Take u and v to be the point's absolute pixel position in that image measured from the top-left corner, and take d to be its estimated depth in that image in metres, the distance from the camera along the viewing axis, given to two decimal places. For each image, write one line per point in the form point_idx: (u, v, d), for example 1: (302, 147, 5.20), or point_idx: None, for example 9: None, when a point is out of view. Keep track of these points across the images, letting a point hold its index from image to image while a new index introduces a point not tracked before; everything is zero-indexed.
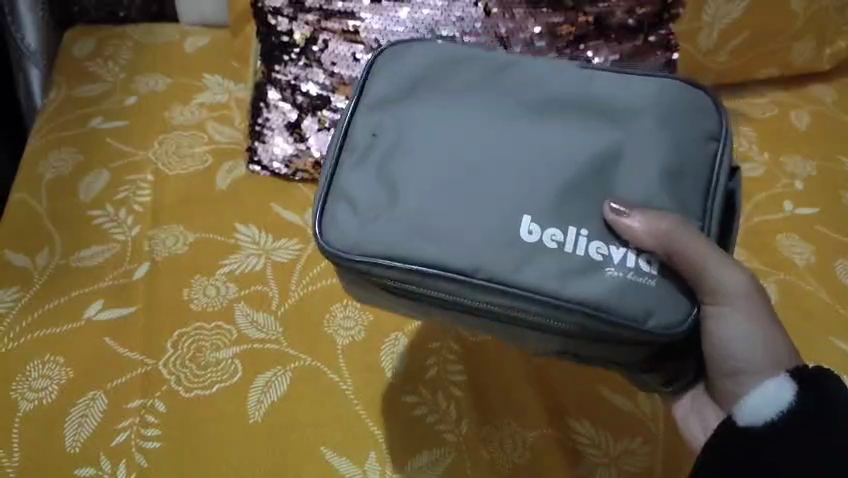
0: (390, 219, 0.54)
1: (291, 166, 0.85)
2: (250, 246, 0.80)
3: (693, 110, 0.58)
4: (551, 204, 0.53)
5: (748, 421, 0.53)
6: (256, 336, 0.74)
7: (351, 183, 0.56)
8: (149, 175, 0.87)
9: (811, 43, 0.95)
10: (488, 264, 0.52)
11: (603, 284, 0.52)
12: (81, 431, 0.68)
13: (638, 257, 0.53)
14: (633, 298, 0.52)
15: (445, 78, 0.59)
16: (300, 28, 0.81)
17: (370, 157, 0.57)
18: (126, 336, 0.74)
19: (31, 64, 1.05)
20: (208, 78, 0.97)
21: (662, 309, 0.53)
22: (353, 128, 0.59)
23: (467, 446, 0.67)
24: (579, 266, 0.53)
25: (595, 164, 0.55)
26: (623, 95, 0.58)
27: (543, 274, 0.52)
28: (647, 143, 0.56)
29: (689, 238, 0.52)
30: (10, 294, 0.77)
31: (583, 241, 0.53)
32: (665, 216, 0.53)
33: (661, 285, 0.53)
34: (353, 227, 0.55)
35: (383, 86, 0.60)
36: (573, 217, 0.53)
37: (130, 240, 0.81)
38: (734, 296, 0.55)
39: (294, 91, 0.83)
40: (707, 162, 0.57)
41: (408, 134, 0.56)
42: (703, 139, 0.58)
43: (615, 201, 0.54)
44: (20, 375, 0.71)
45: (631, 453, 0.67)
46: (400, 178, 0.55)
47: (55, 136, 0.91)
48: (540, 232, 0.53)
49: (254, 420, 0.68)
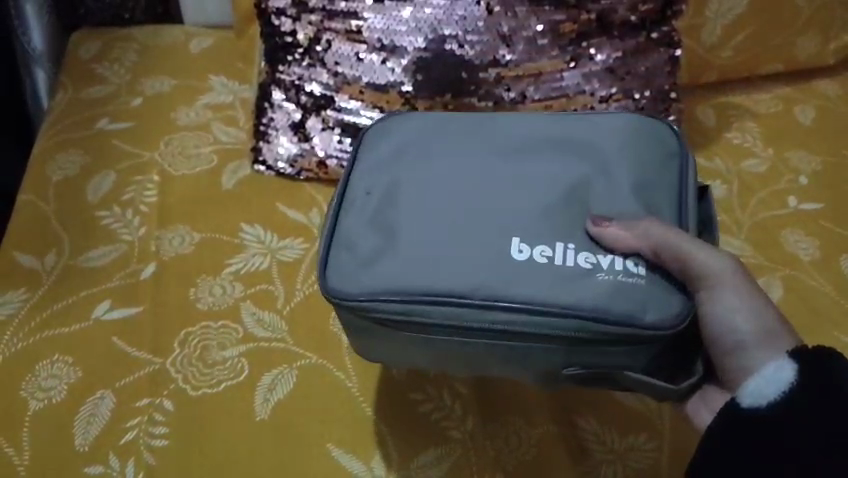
0: (393, 259, 0.59)
1: (295, 166, 0.85)
2: (255, 245, 0.81)
3: (652, 139, 0.66)
4: (538, 227, 0.59)
5: (750, 403, 0.54)
6: (262, 335, 0.74)
7: (353, 233, 0.61)
8: (155, 176, 0.87)
9: (815, 37, 0.95)
10: (488, 283, 0.57)
11: (596, 287, 0.56)
12: (90, 430, 0.68)
13: (625, 260, 0.58)
14: (625, 297, 0.56)
15: (430, 136, 0.67)
16: (304, 28, 0.82)
17: (370, 207, 0.62)
18: (134, 336, 0.74)
19: (37, 67, 1.07)
20: (212, 79, 0.98)
21: (655, 304, 0.56)
22: (350, 188, 0.65)
23: (472, 443, 0.68)
24: (571, 275, 0.57)
25: (572, 193, 0.62)
26: (588, 134, 0.66)
27: (538, 286, 0.56)
28: (614, 170, 0.63)
29: (666, 232, 0.57)
30: (19, 295, 0.78)
31: (571, 253, 0.58)
32: (642, 221, 0.59)
33: (650, 283, 0.58)
34: (360, 270, 0.59)
35: (372, 153, 0.67)
36: (558, 235, 0.59)
37: (137, 240, 0.82)
38: (725, 279, 0.57)
39: (299, 91, 0.83)
40: (672, 178, 0.64)
41: (402, 183, 0.63)
42: (665, 161, 0.65)
43: (593, 217, 0.60)
44: (29, 375, 0.72)
45: (637, 450, 0.68)
46: (398, 221, 0.60)
47: (63, 138, 0.92)
48: (530, 250, 0.58)
49: (260, 418, 0.69)
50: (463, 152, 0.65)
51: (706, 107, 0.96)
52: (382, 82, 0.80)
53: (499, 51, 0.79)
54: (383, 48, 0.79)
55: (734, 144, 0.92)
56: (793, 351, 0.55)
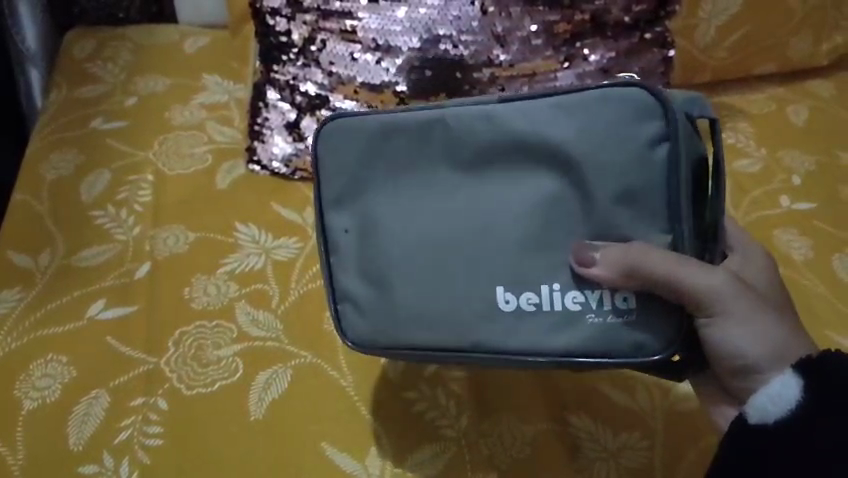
0: (386, 312, 0.59)
1: (290, 165, 0.86)
2: (251, 245, 0.81)
3: (631, 119, 0.54)
4: (517, 269, 0.56)
5: (758, 420, 0.53)
6: (258, 334, 0.74)
7: (347, 286, 0.62)
8: (150, 175, 0.87)
9: (808, 37, 0.96)
10: (478, 337, 0.57)
11: (586, 331, 0.55)
12: (85, 430, 0.68)
13: (614, 296, 0.54)
14: (619, 338, 0.54)
15: (382, 158, 0.60)
16: (299, 28, 0.82)
17: (354, 259, 0.62)
18: (128, 335, 0.74)
19: (32, 65, 1.07)
20: (207, 78, 0.97)
21: (649, 341, 0.54)
22: (330, 230, 0.64)
23: (467, 441, 0.68)
24: (562, 320, 0.55)
25: (543, 219, 0.55)
26: (558, 131, 0.55)
27: (529, 335, 0.56)
28: (593, 176, 0.54)
29: (658, 264, 0.52)
30: (14, 294, 0.78)
31: (558, 296, 0.55)
32: (630, 247, 0.53)
33: (642, 318, 0.54)
34: (362, 326, 0.61)
35: (336, 181, 0.63)
36: (541, 276, 0.55)
37: (132, 240, 0.82)
38: (725, 302, 0.53)
39: (293, 91, 0.83)
40: (660, 170, 0.54)
41: (371, 225, 0.60)
42: (649, 146, 0.54)
43: (575, 250, 0.54)
44: (23, 374, 0.72)
45: (630, 448, 0.68)
46: (381, 272, 0.59)
47: (58, 137, 0.91)
48: (516, 299, 0.56)
49: (255, 416, 0.69)
50: (424, 179, 0.59)
51: None
52: (377, 82, 0.80)
53: (494, 51, 0.80)
54: (377, 48, 0.80)
55: (728, 144, 0.93)
56: (797, 363, 0.53)
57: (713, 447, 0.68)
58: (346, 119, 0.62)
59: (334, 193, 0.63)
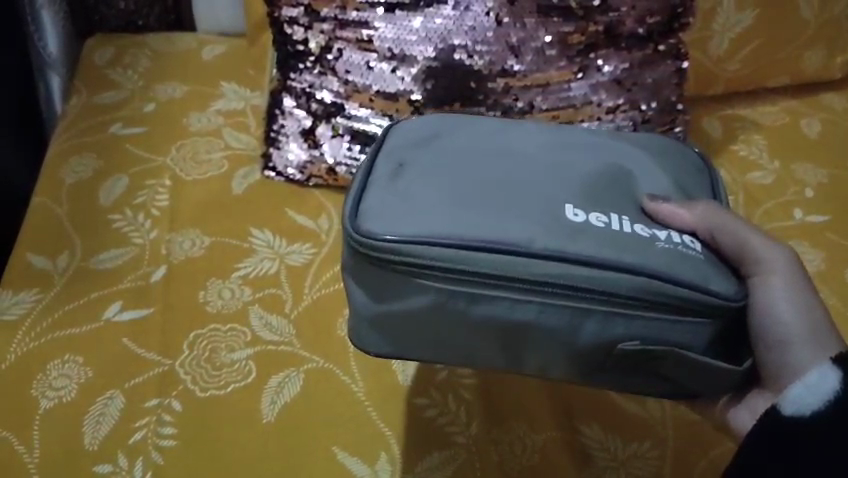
0: (437, 211, 0.57)
1: (305, 172, 0.87)
2: (265, 250, 0.82)
3: (683, 151, 0.68)
4: (588, 193, 0.59)
5: (792, 411, 0.53)
6: (270, 339, 0.75)
7: (390, 189, 0.59)
8: (167, 180, 0.89)
9: (822, 50, 0.96)
10: (537, 236, 0.56)
11: (657, 252, 0.56)
12: (99, 430, 0.69)
13: (682, 234, 0.58)
14: (688, 266, 0.56)
15: (462, 119, 0.67)
16: (315, 37, 0.83)
17: (404, 167, 0.61)
18: (144, 337, 0.75)
19: (53, 73, 1.09)
20: (224, 86, 0.99)
21: (716, 275, 0.56)
22: (383, 150, 0.64)
23: (477, 448, 0.68)
24: (630, 239, 0.56)
25: (610, 172, 0.62)
26: (628, 137, 0.67)
27: (595, 246, 0.55)
28: (655, 162, 0.65)
29: (724, 213, 0.59)
30: (32, 295, 0.79)
31: (627, 223, 0.58)
32: (696, 202, 0.60)
33: (707, 257, 0.58)
34: (399, 216, 0.57)
35: (404, 125, 0.66)
36: (610, 206, 0.59)
37: (148, 243, 0.83)
38: (775, 266, 0.59)
39: (309, 99, 0.84)
40: (706, 184, 0.66)
41: (442, 145, 0.63)
42: (696, 170, 0.67)
43: (649, 195, 0.61)
44: (40, 374, 0.73)
45: (639, 457, 0.68)
46: (441, 181, 0.59)
47: (77, 142, 0.93)
48: (585, 215, 0.57)
49: (267, 419, 0.70)
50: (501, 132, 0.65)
51: (713, 119, 0.97)
52: (392, 91, 0.82)
53: (508, 61, 0.80)
54: (393, 57, 0.81)
55: (741, 155, 0.93)
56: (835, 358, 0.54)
57: (722, 460, 0.68)
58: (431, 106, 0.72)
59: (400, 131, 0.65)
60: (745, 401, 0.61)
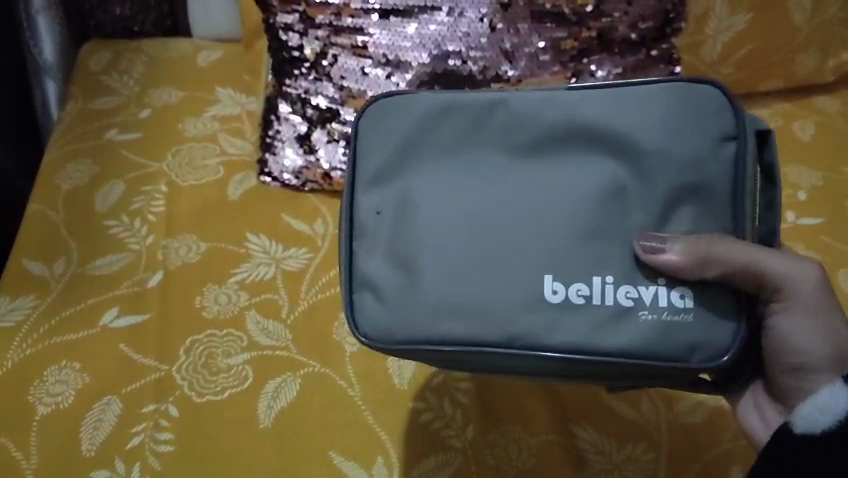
0: (417, 303, 0.54)
1: (301, 177, 0.87)
2: (262, 255, 0.82)
3: (703, 113, 0.55)
4: (571, 256, 0.53)
5: (802, 429, 0.54)
6: (267, 343, 0.75)
7: (369, 272, 0.57)
8: (164, 185, 0.89)
9: (815, 53, 0.96)
10: (518, 330, 0.53)
11: (638, 329, 0.52)
12: (97, 435, 0.69)
13: (670, 292, 0.52)
14: (673, 339, 0.52)
15: (433, 136, 0.58)
16: (311, 43, 0.83)
17: (380, 241, 0.57)
18: (141, 342, 0.76)
19: (48, 78, 1.11)
20: (220, 92, 0.99)
21: (706, 341, 0.52)
22: (357, 210, 0.59)
23: (473, 451, 0.69)
24: (612, 317, 0.52)
25: (601, 206, 0.54)
26: (628, 122, 0.55)
27: (576, 331, 0.52)
28: (657, 164, 0.54)
29: (731, 258, 0.51)
30: (28, 301, 0.79)
31: (610, 289, 0.53)
32: (700, 240, 0.51)
33: (699, 315, 0.52)
34: (382, 317, 0.56)
35: (372, 160, 0.59)
36: (594, 266, 0.53)
37: (145, 248, 0.83)
38: (797, 294, 0.55)
39: (304, 104, 0.85)
40: (727, 163, 0.54)
41: (410, 203, 0.56)
42: (717, 141, 0.54)
43: (644, 237, 0.53)
44: (38, 380, 0.73)
45: (634, 459, 0.68)
46: (414, 258, 0.55)
47: (73, 147, 0.93)
48: (564, 290, 0.53)
49: (264, 424, 0.70)
50: (477, 160, 0.57)
51: None
52: None
53: (502, 66, 0.81)
54: (388, 63, 0.81)
55: None
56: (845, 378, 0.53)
57: (717, 462, 0.68)
58: (399, 96, 0.61)
59: (369, 173, 0.59)
60: (757, 406, 0.62)
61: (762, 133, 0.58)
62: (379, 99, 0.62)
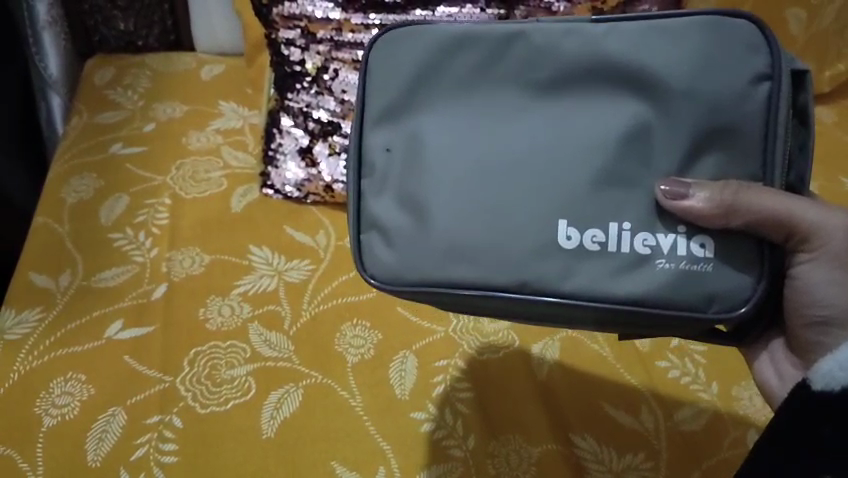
0: (424, 245, 0.55)
1: (303, 189, 0.88)
2: (264, 267, 0.83)
3: (734, 50, 0.51)
4: (585, 204, 0.52)
5: (822, 387, 0.53)
6: (269, 355, 0.76)
7: (379, 212, 0.58)
8: (167, 199, 0.90)
9: (811, 64, 0.97)
10: (528, 277, 0.53)
11: (655, 277, 0.52)
12: (102, 446, 0.70)
13: (690, 241, 0.52)
14: (691, 289, 0.51)
15: (444, 74, 0.57)
16: (312, 57, 0.85)
17: (390, 181, 0.58)
18: (145, 354, 0.76)
19: (54, 93, 1.10)
20: (222, 105, 1.00)
21: (724, 293, 0.51)
22: (368, 148, 0.60)
23: (475, 461, 0.69)
24: (628, 264, 0.52)
25: (617, 151, 0.52)
26: (654, 56, 0.52)
27: (590, 279, 0.52)
28: (681, 104, 0.52)
29: (757, 206, 0.49)
30: (34, 314, 0.80)
31: (627, 236, 0.52)
32: (726, 188, 0.50)
33: (719, 263, 0.52)
34: (393, 260, 0.56)
35: (382, 98, 0.59)
36: (611, 213, 0.52)
37: (149, 261, 0.84)
38: (825, 240, 0.54)
39: (306, 118, 0.87)
40: (760, 105, 0.51)
41: (419, 144, 0.56)
42: (749, 81, 0.51)
43: (670, 183, 0.51)
44: (43, 393, 0.74)
45: (635, 468, 0.69)
46: (423, 199, 0.55)
47: (78, 162, 0.94)
48: (579, 236, 0.52)
49: (267, 435, 0.71)
50: (489, 98, 0.56)
51: None
52: None
53: None
54: None
55: None
56: None
57: (716, 470, 0.69)
58: (412, 29, 0.59)
59: (379, 111, 0.59)
60: (773, 359, 0.63)
61: (800, 72, 0.55)
62: (392, 31, 0.60)
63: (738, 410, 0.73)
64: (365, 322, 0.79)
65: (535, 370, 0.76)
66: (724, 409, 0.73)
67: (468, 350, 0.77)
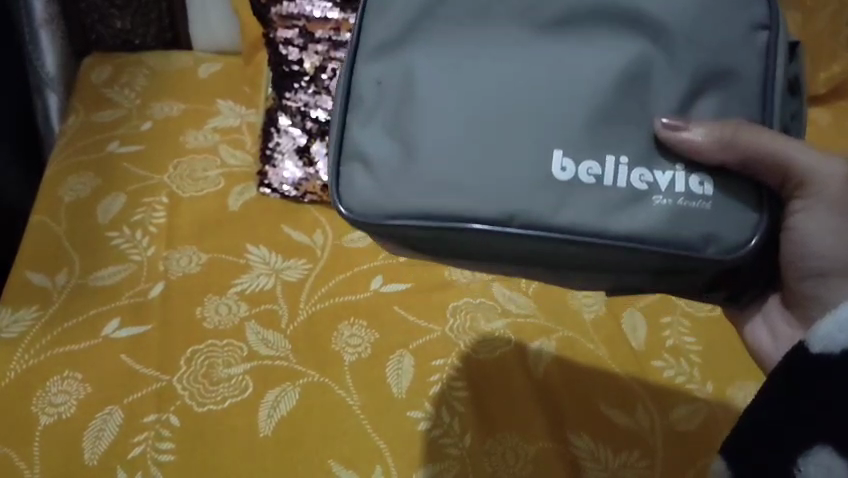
0: (411, 175, 0.51)
1: (300, 189, 0.89)
2: (261, 266, 0.83)
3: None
4: (586, 138, 0.50)
5: (820, 349, 0.52)
6: (266, 353, 0.76)
7: (362, 143, 0.53)
8: (164, 198, 0.90)
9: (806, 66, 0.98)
10: (521, 206, 0.49)
11: (651, 212, 0.49)
12: (99, 445, 0.70)
13: (688, 177, 0.50)
14: (687, 224, 0.49)
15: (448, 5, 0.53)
16: (310, 57, 0.86)
17: (378, 113, 0.53)
18: (142, 353, 0.76)
19: (50, 91, 1.10)
20: (220, 104, 1.00)
21: (722, 233, 0.49)
22: (357, 80, 0.55)
23: (471, 460, 0.70)
24: (625, 199, 0.50)
25: (620, 86, 0.50)
26: None
27: (584, 212, 0.49)
28: (686, 46, 0.51)
29: (755, 141, 0.49)
30: (31, 313, 0.80)
31: (623, 170, 0.50)
32: (724, 125, 0.49)
33: (716, 202, 0.50)
34: (373, 191, 0.52)
35: (379, 29, 0.54)
36: (610, 146, 0.50)
37: (146, 260, 0.84)
38: (818, 186, 0.53)
39: (304, 117, 0.88)
40: (758, 53, 0.52)
41: (416, 74, 0.52)
42: (749, 29, 0.52)
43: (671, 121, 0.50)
44: (40, 391, 0.74)
45: (630, 467, 0.69)
46: (415, 129, 0.51)
47: (75, 161, 0.94)
48: (575, 168, 0.49)
49: (264, 433, 0.71)
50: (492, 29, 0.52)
51: None
52: None
53: None
54: None
55: None
56: None
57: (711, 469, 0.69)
58: None
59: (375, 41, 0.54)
60: (767, 318, 0.62)
61: (791, 43, 0.56)
62: None
63: (732, 409, 0.74)
64: (362, 321, 0.79)
65: (531, 368, 0.76)
66: (719, 408, 0.74)
67: (464, 349, 0.78)
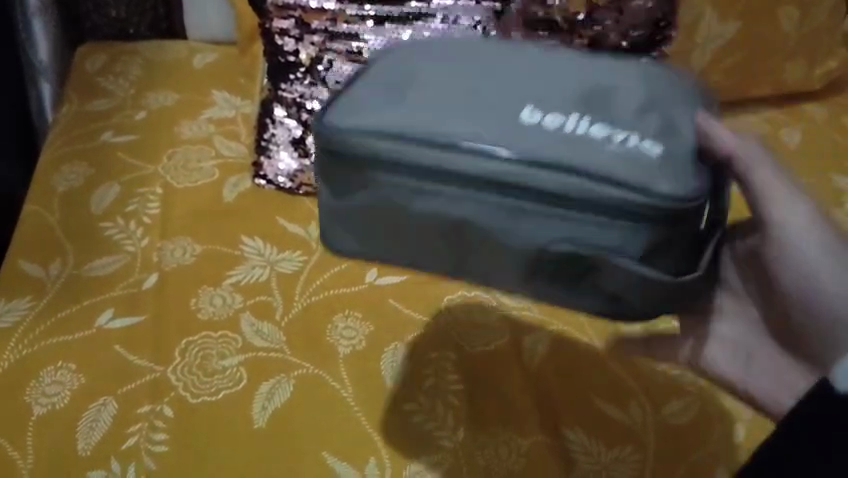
0: (393, 107, 0.56)
1: (296, 180, 0.88)
2: (256, 258, 0.83)
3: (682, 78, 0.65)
4: (556, 102, 0.57)
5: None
6: (262, 345, 0.76)
7: (358, 92, 0.59)
8: (158, 188, 0.90)
9: (803, 62, 0.98)
10: (482, 129, 0.54)
11: (605, 150, 0.53)
12: (93, 435, 0.70)
13: (642, 139, 0.55)
14: (635, 165, 0.53)
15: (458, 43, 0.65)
16: (306, 48, 0.86)
17: (378, 76, 0.61)
18: (137, 344, 0.76)
19: (44, 80, 1.08)
20: (215, 95, 1.00)
21: (670, 174, 0.53)
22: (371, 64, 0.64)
23: (464, 453, 0.70)
24: (582, 137, 0.54)
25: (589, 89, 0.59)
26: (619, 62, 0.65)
27: (539, 143, 0.54)
28: (640, 80, 0.61)
29: (732, 141, 0.56)
30: (23, 303, 0.80)
31: (584, 124, 0.55)
32: (722, 128, 0.57)
33: (668, 158, 0.54)
34: (354, 115, 0.56)
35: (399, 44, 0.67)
36: (576, 108, 0.57)
37: (140, 251, 0.84)
38: (802, 222, 0.58)
39: (300, 109, 0.87)
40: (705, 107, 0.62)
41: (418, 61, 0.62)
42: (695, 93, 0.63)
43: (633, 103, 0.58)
44: (34, 381, 0.74)
45: (622, 460, 0.70)
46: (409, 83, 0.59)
47: (69, 150, 0.94)
48: (541, 116, 0.56)
49: (258, 425, 0.71)
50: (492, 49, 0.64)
51: None
52: None
53: None
54: None
55: None
56: None
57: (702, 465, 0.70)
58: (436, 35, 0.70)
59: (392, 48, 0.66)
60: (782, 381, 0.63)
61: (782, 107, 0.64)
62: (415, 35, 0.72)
63: (724, 404, 0.74)
64: (358, 313, 0.80)
65: (526, 362, 0.77)
66: (711, 402, 0.74)
67: (460, 343, 0.78)
